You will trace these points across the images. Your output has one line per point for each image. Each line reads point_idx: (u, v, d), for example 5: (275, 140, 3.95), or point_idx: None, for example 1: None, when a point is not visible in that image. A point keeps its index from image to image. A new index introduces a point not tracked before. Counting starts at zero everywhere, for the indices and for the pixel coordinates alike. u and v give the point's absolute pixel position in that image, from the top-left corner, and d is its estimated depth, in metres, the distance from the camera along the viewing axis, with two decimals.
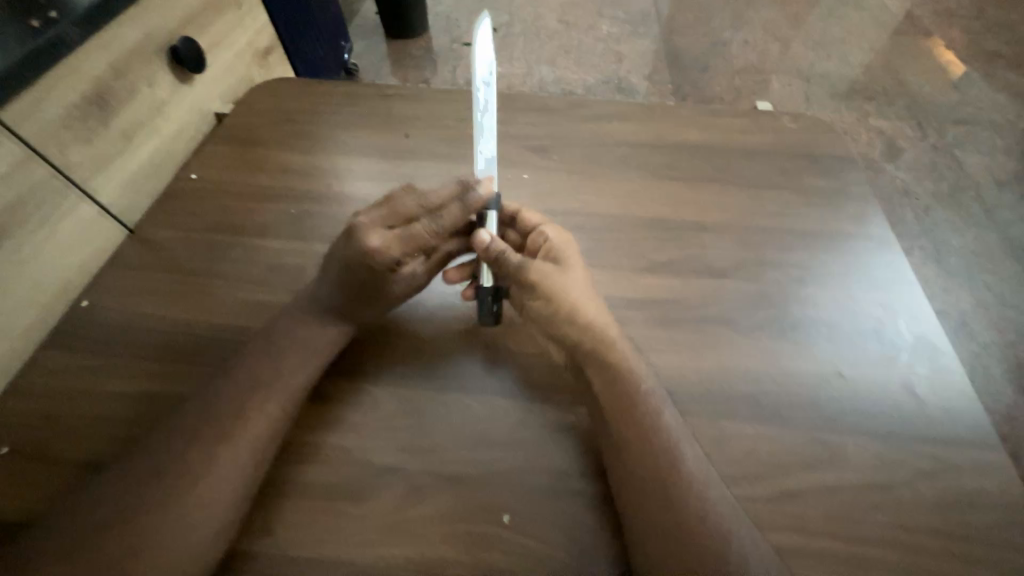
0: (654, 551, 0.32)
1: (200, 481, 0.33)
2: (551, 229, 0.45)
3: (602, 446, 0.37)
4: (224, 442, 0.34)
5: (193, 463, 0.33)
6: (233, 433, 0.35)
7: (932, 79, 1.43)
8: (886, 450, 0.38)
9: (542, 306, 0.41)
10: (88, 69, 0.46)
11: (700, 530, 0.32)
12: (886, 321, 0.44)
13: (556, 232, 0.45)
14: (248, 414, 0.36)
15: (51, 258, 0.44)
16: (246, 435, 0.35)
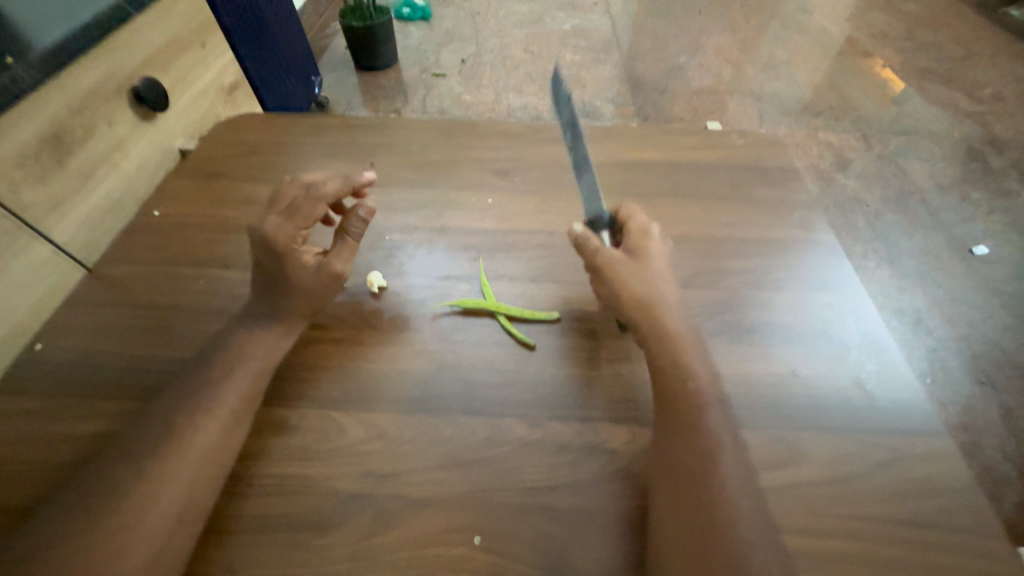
0: (677, 529, 0.33)
1: (145, 518, 0.33)
2: (644, 224, 0.47)
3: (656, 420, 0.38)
4: (173, 475, 0.35)
5: (143, 499, 0.33)
6: (183, 466, 0.35)
7: (873, 95, 1.54)
8: (844, 444, 0.39)
9: (608, 288, 0.44)
10: (45, 110, 0.45)
11: (718, 509, 0.33)
12: (835, 321, 0.46)
13: (648, 227, 0.47)
14: (197, 447, 0.36)
15: (3, 300, 0.43)
16: (194, 468, 0.35)
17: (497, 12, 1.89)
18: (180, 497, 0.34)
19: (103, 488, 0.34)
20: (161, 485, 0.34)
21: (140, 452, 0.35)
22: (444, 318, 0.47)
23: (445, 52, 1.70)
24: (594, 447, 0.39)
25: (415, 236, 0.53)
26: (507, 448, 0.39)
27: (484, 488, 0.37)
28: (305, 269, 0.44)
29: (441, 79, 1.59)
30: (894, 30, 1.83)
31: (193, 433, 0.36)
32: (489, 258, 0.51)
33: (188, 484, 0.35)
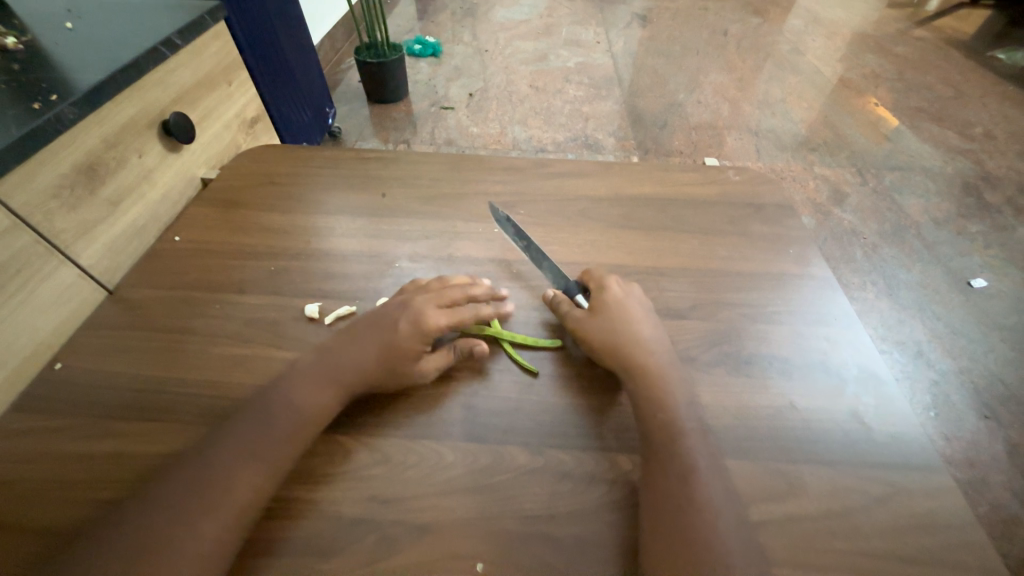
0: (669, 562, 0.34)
1: (184, 546, 0.34)
2: (617, 286, 0.49)
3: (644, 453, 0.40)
4: (202, 504, 0.35)
5: (170, 524, 0.34)
6: (211, 495, 0.36)
7: (866, 132, 1.59)
8: (841, 477, 0.40)
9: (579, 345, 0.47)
10: (82, 143, 0.49)
11: (703, 542, 0.35)
12: (831, 354, 0.47)
13: (621, 287, 0.49)
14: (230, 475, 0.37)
15: (28, 319, 0.44)
16: (225, 496, 0.36)
17: (504, 50, 1.99)
18: (197, 519, 0.35)
19: (136, 512, 0.35)
20: (191, 513, 0.35)
21: (174, 478, 0.37)
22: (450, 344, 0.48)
23: (453, 86, 1.77)
24: (596, 476, 0.40)
25: (424, 264, 0.55)
26: (511, 476, 0.39)
27: (488, 516, 0.37)
28: None
29: (450, 112, 1.65)
30: (885, 71, 1.90)
31: (219, 459, 0.38)
32: (495, 286, 0.53)
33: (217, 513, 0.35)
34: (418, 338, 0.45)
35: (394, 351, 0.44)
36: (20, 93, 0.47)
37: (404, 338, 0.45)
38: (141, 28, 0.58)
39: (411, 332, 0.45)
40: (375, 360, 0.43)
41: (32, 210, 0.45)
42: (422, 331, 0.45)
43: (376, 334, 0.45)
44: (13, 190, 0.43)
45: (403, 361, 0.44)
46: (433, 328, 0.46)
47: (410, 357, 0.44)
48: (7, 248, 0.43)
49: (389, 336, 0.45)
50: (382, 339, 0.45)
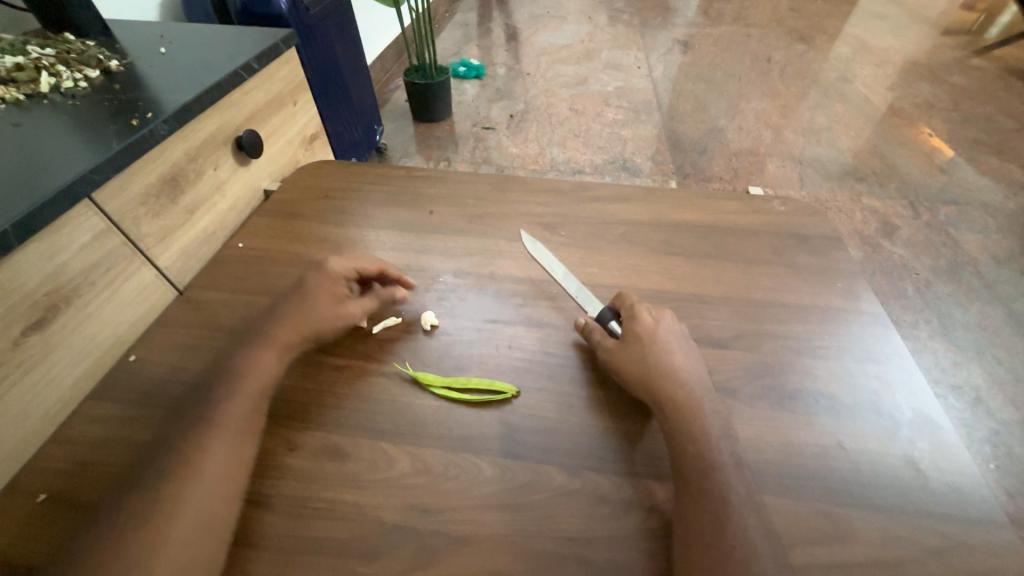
0: None
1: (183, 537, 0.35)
2: (646, 311, 0.49)
3: (679, 485, 0.39)
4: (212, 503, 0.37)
5: None
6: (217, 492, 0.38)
7: (919, 163, 1.53)
8: (893, 524, 0.38)
9: (609, 372, 0.47)
10: (169, 156, 0.54)
11: None
12: (882, 394, 0.46)
13: (651, 312, 0.49)
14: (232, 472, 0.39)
15: (111, 314, 0.49)
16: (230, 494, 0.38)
17: (545, 73, 2.04)
18: (216, 512, 0.37)
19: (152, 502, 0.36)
20: None
21: (181, 471, 0.38)
22: (488, 359, 0.49)
23: (494, 107, 1.83)
24: (632, 503, 0.39)
25: (465, 280, 0.57)
26: (547, 497, 0.40)
27: (524, 533, 0.38)
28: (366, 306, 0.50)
29: (489, 132, 1.70)
30: (940, 101, 1.84)
31: (229, 460, 0.39)
32: (534, 306, 0.54)
33: (220, 509, 0.37)
34: (330, 281, 0.50)
35: (314, 297, 0.49)
36: (120, 111, 0.52)
37: (318, 286, 0.50)
38: (223, 54, 0.64)
39: (323, 280, 0.50)
40: (300, 311, 0.48)
41: (123, 215, 0.49)
42: (331, 276, 0.51)
43: (296, 291, 0.50)
44: (111, 197, 0.48)
45: (325, 304, 0.49)
46: (339, 269, 0.52)
47: (329, 298, 0.49)
48: (100, 249, 0.47)
49: (305, 288, 0.50)
50: (300, 294, 0.49)
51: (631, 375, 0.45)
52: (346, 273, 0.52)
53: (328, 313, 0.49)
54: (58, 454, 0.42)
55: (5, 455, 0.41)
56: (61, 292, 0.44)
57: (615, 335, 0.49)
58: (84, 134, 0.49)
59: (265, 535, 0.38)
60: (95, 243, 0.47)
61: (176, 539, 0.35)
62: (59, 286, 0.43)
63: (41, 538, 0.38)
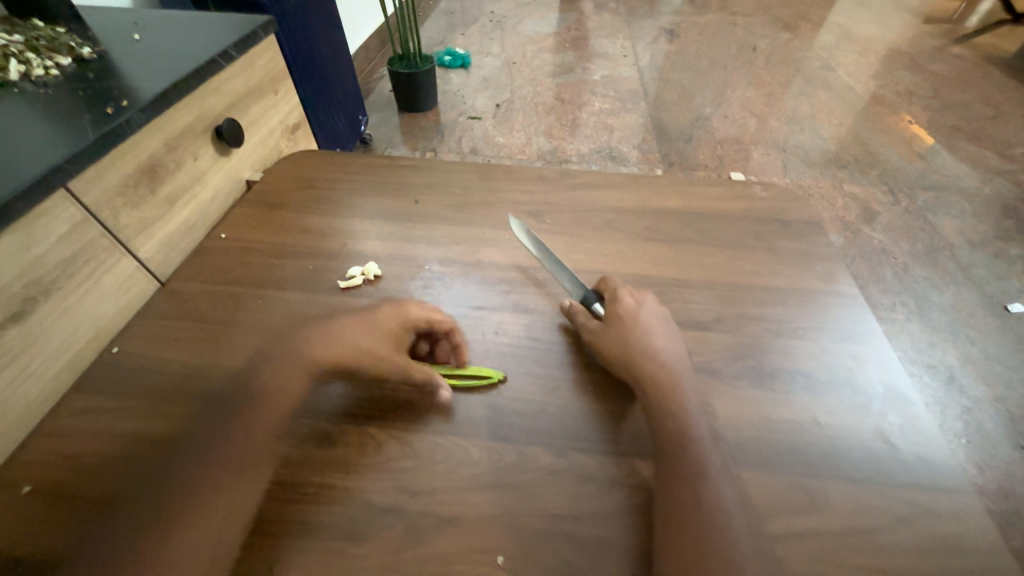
0: (685, 566, 0.35)
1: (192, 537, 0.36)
2: (629, 295, 0.50)
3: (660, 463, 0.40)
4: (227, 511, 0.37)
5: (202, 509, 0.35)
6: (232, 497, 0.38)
7: (899, 149, 1.56)
8: (864, 494, 0.40)
9: (593, 356, 0.48)
10: (146, 145, 0.53)
11: (720, 551, 0.35)
12: (858, 372, 0.47)
13: (634, 296, 0.50)
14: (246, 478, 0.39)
15: (92, 306, 0.48)
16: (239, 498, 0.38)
17: (531, 62, 2.03)
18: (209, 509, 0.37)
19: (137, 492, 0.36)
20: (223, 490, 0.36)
21: None
22: (475, 346, 0.50)
23: (481, 97, 1.82)
24: (616, 481, 0.40)
25: (451, 268, 0.57)
26: (531, 478, 0.40)
27: (511, 512, 0.39)
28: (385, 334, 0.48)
29: (476, 122, 1.69)
30: (920, 89, 1.87)
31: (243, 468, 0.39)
32: (520, 292, 0.55)
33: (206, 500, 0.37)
34: (402, 320, 0.49)
35: (380, 333, 0.47)
36: (93, 100, 0.51)
37: (386, 325, 0.48)
38: (200, 40, 0.62)
39: (396, 317, 0.49)
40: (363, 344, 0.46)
41: (100, 206, 0.49)
42: (406, 317, 0.49)
43: (366, 318, 0.48)
44: (87, 187, 0.47)
45: (385, 340, 0.47)
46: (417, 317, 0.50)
47: (390, 335, 0.48)
48: (79, 240, 0.46)
49: (375, 319, 0.48)
50: (367, 321, 0.48)
51: (614, 358, 0.46)
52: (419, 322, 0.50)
53: (384, 348, 0.47)
54: (40, 446, 0.42)
55: None
56: (39, 284, 0.43)
57: (599, 318, 0.49)
58: (56, 123, 0.48)
59: (262, 521, 0.38)
60: (73, 234, 0.46)
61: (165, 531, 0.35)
62: (37, 279, 0.43)
63: (26, 530, 0.38)
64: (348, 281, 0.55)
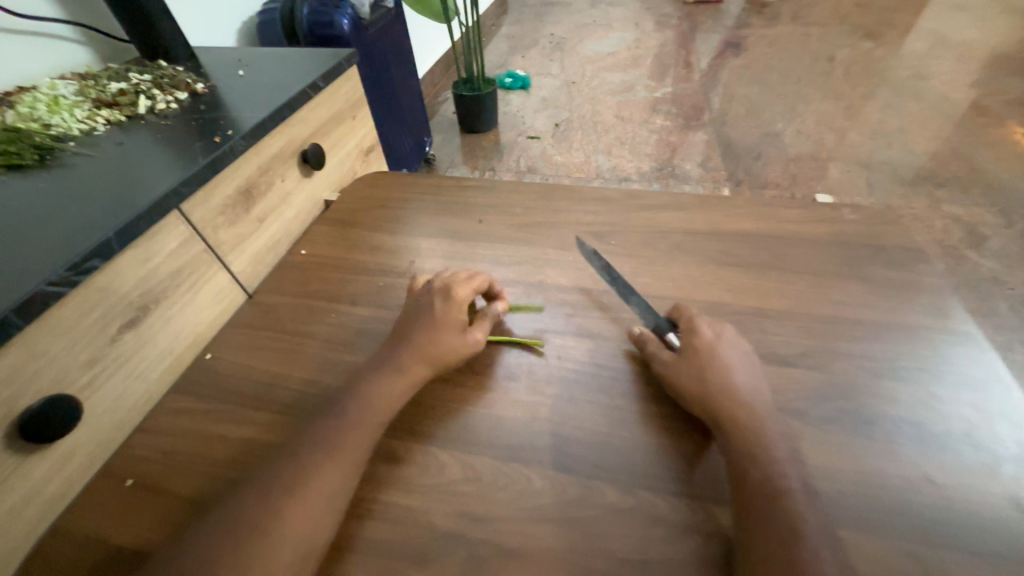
0: None
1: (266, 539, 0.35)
2: (701, 325, 0.47)
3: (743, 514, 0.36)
4: (297, 516, 0.37)
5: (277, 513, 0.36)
6: (303, 502, 0.37)
7: (1012, 165, 1.38)
8: (997, 573, 0.34)
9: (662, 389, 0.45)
10: (244, 170, 0.59)
11: None
12: (979, 424, 0.41)
13: (707, 327, 0.47)
14: (319, 487, 0.38)
15: (192, 314, 0.53)
16: (312, 503, 0.37)
17: (590, 81, 2.03)
18: None
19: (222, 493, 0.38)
20: (297, 496, 0.37)
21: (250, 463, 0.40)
22: (538, 369, 0.49)
23: (540, 116, 1.85)
24: (690, 527, 0.37)
25: (514, 289, 0.57)
26: (597, 516, 0.38)
27: (576, 550, 0.37)
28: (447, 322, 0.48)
29: (535, 142, 1.72)
30: None
31: (315, 474, 0.39)
32: (583, 315, 0.53)
33: None
34: (453, 306, 0.49)
35: (440, 324, 0.48)
36: (203, 130, 0.57)
37: (442, 314, 0.49)
38: (292, 74, 0.68)
39: (448, 306, 0.49)
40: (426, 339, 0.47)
41: (204, 224, 0.54)
42: (456, 301, 0.50)
43: (422, 315, 0.49)
44: (195, 207, 0.52)
45: (453, 330, 0.48)
46: (464, 297, 0.50)
47: (454, 325, 0.48)
48: (185, 256, 0.52)
49: (431, 312, 0.49)
50: (423, 315, 0.49)
51: (686, 392, 0.43)
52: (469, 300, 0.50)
53: (454, 338, 0.48)
54: (144, 442, 0.46)
55: (101, 440, 0.45)
56: (151, 294, 0.48)
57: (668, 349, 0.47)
58: (174, 151, 0.54)
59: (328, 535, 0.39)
60: (181, 250, 0.51)
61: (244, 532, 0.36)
62: (150, 290, 0.48)
63: (129, 519, 0.41)
64: None
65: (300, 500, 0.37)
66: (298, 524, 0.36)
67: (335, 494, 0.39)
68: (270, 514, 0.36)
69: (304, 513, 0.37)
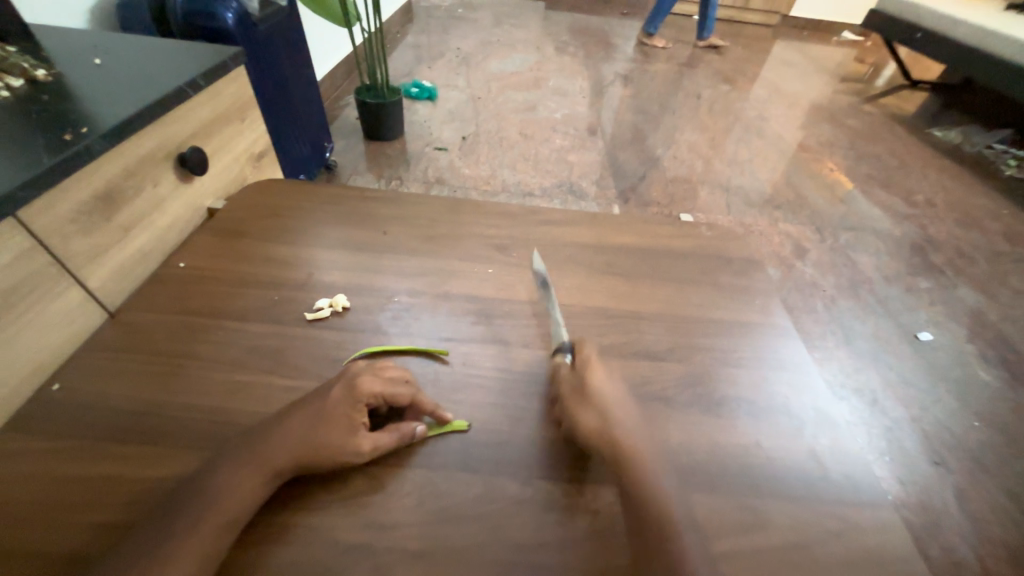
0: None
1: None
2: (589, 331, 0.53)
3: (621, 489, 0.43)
4: (187, 553, 0.35)
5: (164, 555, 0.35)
6: (193, 538, 0.36)
7: (824, 193, 1.75)
8: (801, 510, 0.44)
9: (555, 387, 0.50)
10: (103, 172, 0.52)
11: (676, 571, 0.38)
12: (791, 397, 0.52)
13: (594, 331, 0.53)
14: (211, 519, 0.37)
15: (33, 338, 0.45)
16: (197, 563, 0.35)
17: (496, 98, 2.12)
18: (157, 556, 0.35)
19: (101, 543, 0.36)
20: (188, 533, 0.36)
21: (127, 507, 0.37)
22: (444, 376, 0.51)
23: (447, 129, 1.87)
24: (580, 506, 0.42)
25: (420, 300, 0.58)
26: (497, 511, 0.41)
27: (476, 543, 0.39)
28: (338, 416, 0.43)
29: (442, 153, 1.74)
30: (839, 141, 2.12)
31: (208, 506, 0.37)
32: (487, 323, 0.57)
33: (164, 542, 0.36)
34: (350, 403, 0.44)
35: (329, 424, 0.42)
36: (48, 125, 0.50)
37: (336, 409, 0.43)
38: (165, 68, 0.62)
39: (345, 402, 0.44)
40: (311, 437, 0.41)
41: (50, 233, 0.46)
42: (355, 398, 0.44)
43: (315, 409, 0.43)
44: (36, 213, 0.45)
45: (341, 428, 0.43)
46: (368, 394, 0.45)
47: (346, 422, 0.43)
48: (24, 270, 0.44)
49: (322, 407, 0.43)
50: (317, 408, 0.43)
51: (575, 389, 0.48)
52: (373, 397, 0.45)
53: (342, 437, 0.42)
54: None
55: None
56: None
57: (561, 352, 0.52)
58: (6, 147, 0.46)
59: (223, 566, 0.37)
60: (18, 262, 0.44)
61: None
62: None
63: None
64: (315, 312, 0.55)
65: (191, 536, 0.36)
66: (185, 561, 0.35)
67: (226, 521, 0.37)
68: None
69: (193, 549, 0.36)
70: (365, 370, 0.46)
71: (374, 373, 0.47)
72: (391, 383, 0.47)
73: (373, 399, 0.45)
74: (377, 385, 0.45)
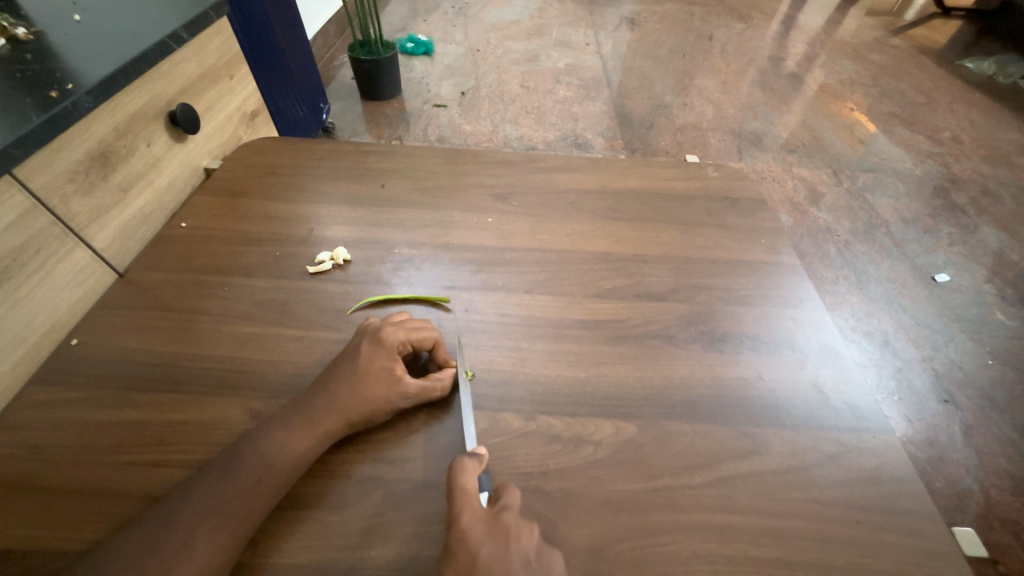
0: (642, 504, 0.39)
1: (181, 539, 0.36)
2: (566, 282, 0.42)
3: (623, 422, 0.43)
4: (214, 489, 0.38)
5: (192, 490, 0.38)
6: (220, 475, 0.38)
7: (843, 135, 1.67)
8: (801, 438, 0.44)
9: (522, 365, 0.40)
10: (95, 130, 0.51)
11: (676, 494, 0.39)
12: (796, 331, 0.52)
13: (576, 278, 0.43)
14: (233, 459, 0.39)
15: (46, 296, 0.47)
16: (220, 497, 0.37)
17: (495, 50, 2.02)
18: (186, 492, 0.38)
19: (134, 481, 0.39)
20: (215, 471, 0.39)
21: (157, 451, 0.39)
22: (449, 324, 0.52)
23: (446, 84, 1.81)
24: (581, 439, 0.43)
25: (421, 251, 0.58)
26: (474, 459, 0.40)
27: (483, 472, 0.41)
28: (373, 370, 0.44)
29: (442, 110, 1.68)
30: (862, 77, 1.99)
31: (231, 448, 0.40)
32: (489, 271, 0.56)
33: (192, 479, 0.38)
34: (385, 355, 0.45)
35: (367, 376, 0.43)
36: (33, 82, 0.49)
37: (368, 361, 0.44)
38: (146, 22, 0.60)
39: (376, 355, 0.45)
40: (346, 387, 0.43)
41: (48, 193, 0.47)
42: (387, 349, 0.45)
43: (347, 365, 0.44)
44: (33, 173, 0.45)
45: (380, 380, 0.43)
46: (396, 344, 0.46)
47: (384, 374, 0.44)
48: (27, 229, 0.45)
49: (356, 362, 0.44)
50: (350, 364, 0.44)
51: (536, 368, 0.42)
52: (401, 345, 0.46)
53: (380, 390, 0.43)
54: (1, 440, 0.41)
55: None
56: None
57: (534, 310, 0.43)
58: None
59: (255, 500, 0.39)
60: (21, 221, 0.44)
61: (158, 512, 0.37)
62: None
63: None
64: (317, 266, 0.55)
65: (219, 472, 0.39)
66: (210, 495, 0.37)
67: (248, 458, 0.39)
68: (182, 509, 0.37)
69: (219, 485, 0.38)
70: (387, 322, 0.47)
71: (395, 324, 0.48)
72: (413, 332, 0.47)
73: (401, 347, 0.46)
74: (401, 333, 0.46)
